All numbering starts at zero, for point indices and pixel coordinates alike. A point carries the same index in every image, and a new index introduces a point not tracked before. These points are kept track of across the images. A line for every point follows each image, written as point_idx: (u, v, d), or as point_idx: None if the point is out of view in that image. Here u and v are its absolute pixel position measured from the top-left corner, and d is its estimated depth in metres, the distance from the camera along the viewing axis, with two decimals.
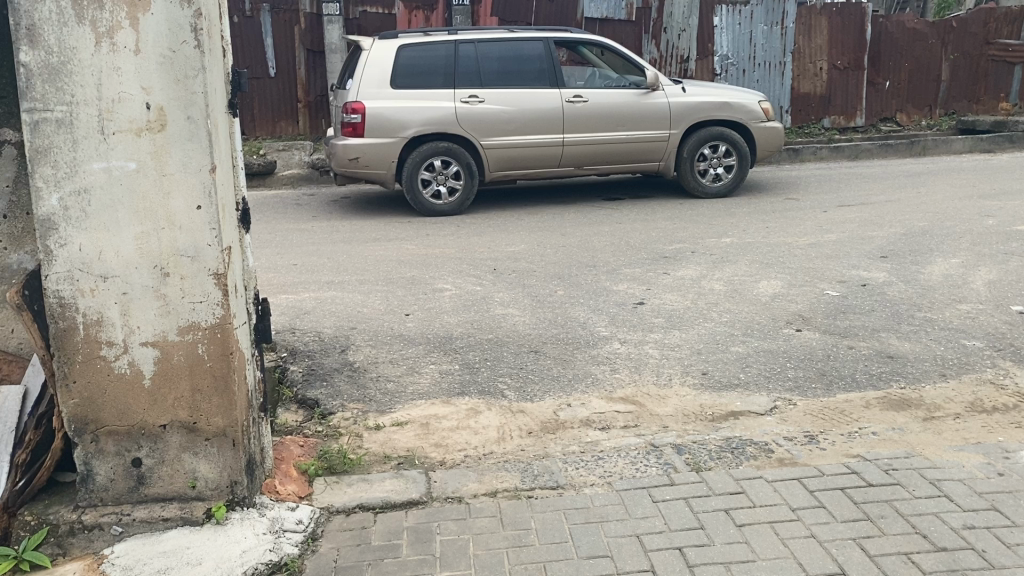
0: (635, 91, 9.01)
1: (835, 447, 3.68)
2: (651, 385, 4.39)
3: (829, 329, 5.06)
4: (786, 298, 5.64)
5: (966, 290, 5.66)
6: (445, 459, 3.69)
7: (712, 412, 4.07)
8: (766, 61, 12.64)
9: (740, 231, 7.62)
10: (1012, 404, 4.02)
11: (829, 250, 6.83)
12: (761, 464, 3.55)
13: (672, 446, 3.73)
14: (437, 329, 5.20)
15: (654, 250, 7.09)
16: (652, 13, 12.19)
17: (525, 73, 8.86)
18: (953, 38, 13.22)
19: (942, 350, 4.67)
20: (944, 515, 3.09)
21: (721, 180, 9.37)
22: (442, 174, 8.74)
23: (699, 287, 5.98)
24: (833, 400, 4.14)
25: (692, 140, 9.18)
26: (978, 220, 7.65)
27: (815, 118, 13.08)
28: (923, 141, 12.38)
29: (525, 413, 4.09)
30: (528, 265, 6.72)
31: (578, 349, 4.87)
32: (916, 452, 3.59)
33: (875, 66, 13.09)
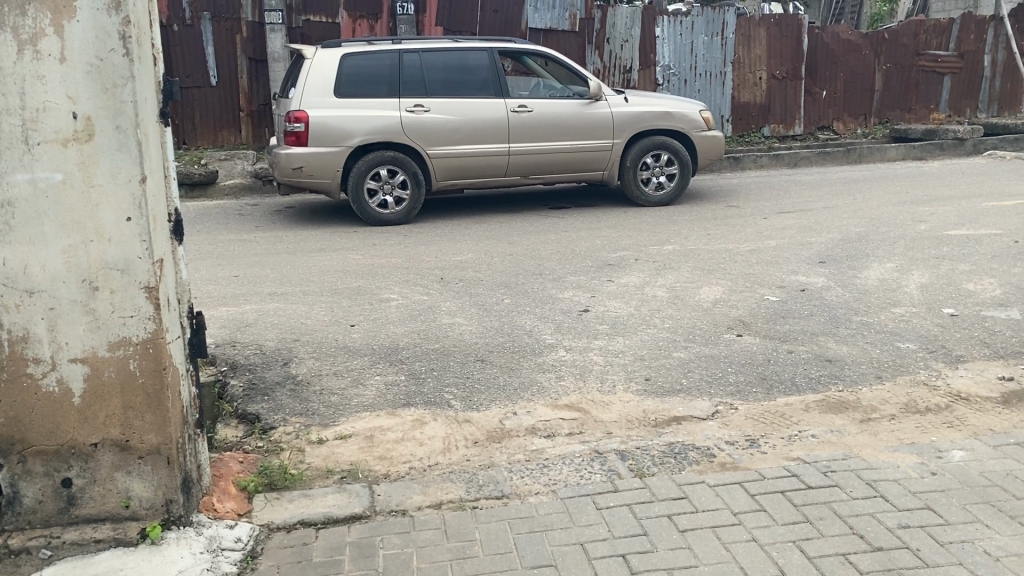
0: (579, 101, 9.07)
1: (776, 450, 3.73)
2: (596, 391, 4.41)
3: (769, 333, 5.14)
4: (727, 303, 5.73)
5: (899, 294, 5.81)
6: (389, 471, 3.65)
7: (655, 418, 4.10)
8: (706, 72, 12.85)
9: (682, 239, 7.71)
10: (944, 405, 4.12)
11: (770, 256, 6.95)
12: (703, 468, 3.58)
13: (616, 452, 3.75)
14: (382, 340, 5.15)
15: (599, 257, 7.13)
16: (594, 24, 12.30)
17: (470, 83, 8.87)
18: (885, 49, 13.58)
19: (878, 353, 4.78)
20: (880, 515, 3.15)
21: (665, 188, 9.47)
22: (389, 184, 8.68)
23: (642, 293, 6.03)
24: (773, 404, 4.20)
25: (634, 150, 9.27)
26: (911, 225, 7.87)
27: (755, 127, 13.33)
28: (858, 149, 12.70)
29: (471, 422, 4.07)
30: (475, 273, 6.71)
31: (524, 357, 4.87)
32: (853, 453, 3.66)
33: (812, 76, 13.39)
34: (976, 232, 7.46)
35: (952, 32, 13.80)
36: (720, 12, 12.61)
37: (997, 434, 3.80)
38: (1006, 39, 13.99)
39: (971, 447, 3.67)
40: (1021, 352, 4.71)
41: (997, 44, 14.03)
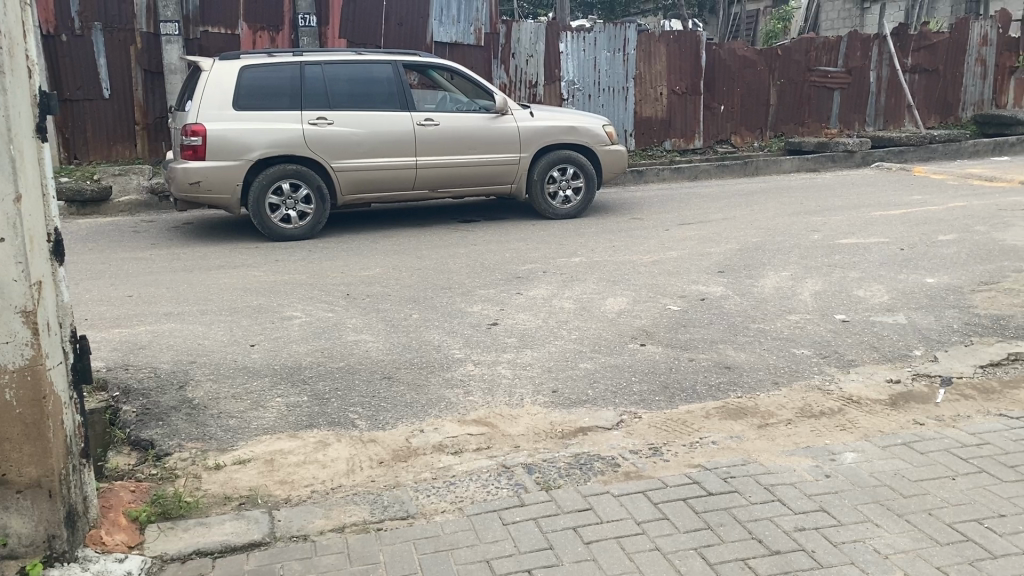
0: (485, 115, 9.10)
1: (678, 458, 3.79)
2: (504, 405, 4.39)
3: (671, 343, 5.23)
4: (630, 314, 5.81)
5: (794, 301, 6.01)
6: (290, 496, 3.55)
7: (561, 430, 4.11)
8: (609, 87, 13.09)
9: (588, 251, 7.80)
10: (837, 408, 4.27)
11: (672, 267, 7.10)
12: (608, 478, 3.61)
13: (523, 466, 3.74)
14: (285, 359, 5.02)
15: (507, 270, 7.15)
16: (500, 39, 12.37)
17: (374, 95, 8.79)
18: (779, 65, 14.12)
19: (775, 359, 4.92)
20: (777, 519, 3.23)
21: (572, 202, 9.55)
22: (291, 198, 8.49)
23: (550, 306, 6.07)
24: (675, 412, 4.27)
25: (540, 164, 9.34)
26: (805, 235, 8.17)
27: (657, 141, 13.62)
28: (754, 162, 13.14)
29: (377, 442, 4.00)
30: (382, 288, 6.63)
31: (432, 373, 4.82)
32: (751, 459, 3.75)
33: (711, 91, 13.77)
34: (865, 241, 7.79)
35: (841, 49, 14.47)
36: (622, 28, 12.88)
37: (885, 434, 3.96)
38: (889, 56, 14.75)
39: (862, 448, 3.82)
40: (907, 355, 4.93)
41: (881, 61, 14.77)
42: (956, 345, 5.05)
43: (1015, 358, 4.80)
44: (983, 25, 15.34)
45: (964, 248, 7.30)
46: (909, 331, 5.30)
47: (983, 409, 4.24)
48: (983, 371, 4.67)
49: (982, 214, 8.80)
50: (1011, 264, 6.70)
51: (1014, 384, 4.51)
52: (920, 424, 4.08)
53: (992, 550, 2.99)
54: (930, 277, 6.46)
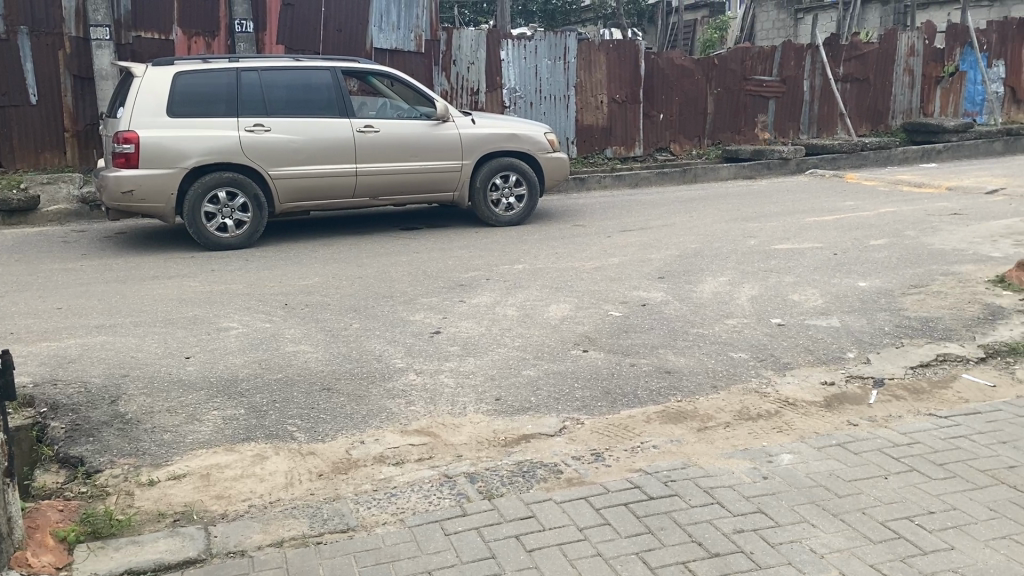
0: (426, 122, 9.07)
1: (620, 463, 3.81)
2: (446, 414, 4.36)
3: (614, 348, 5.26)
4: (573, 321, 5.83)
5: (732, 306, 6.11)
6: (227, 511, 3.47)
7: (504, 438, 4.10)
8: (551, 95, 13.16)
9: (531, 258, 7.81)
10: (774, 410, 4.35)
11: (613, 273, 7.15)
12: (550, 486, 3.61)
13: (465, 476, 3.72)
14: (221, 371, 4.92)
15: (450, 278, 7.12)
16: (440, 46, 12.38)
17: (313, 102, 8.69)
18: (716, 74, 14.38)
19: (713, 364, 4.99)
20: (717, 522, 3.27)
21: (515, 209, 9.56)
22: (228, 207, 8.33)
23: (492, 313, 6.06)
24: (617, 417, 4.30)
25: (483, 171, 9.35)
26: (742, 241, 8.32)
27: (599, 148, 13.71)
28: (693, 170, 13.35)
29: (316, 454, 3.94)
30: (322, 298, 6.55)
31: (373, 384, 4.77)
32: (691, 462, 3.79)
33: (650, 100, 13.94)
34: (800, 246, 7.97)
35: (775, 59, 14.81)
36: (562, 36, 12.98)
37: (820, 435, 4.04)
38: (822, 66, 15.15)
39: (798, 450, 3.88)
40: (841, 357, 5.05)
41: (814, 71, 15.16)
42: (887, 347, 5.18)
43: (943, 359, 4.94)
44: (910, 36, 15.86)
45: (894, 253, 7.51)
46: (843, 334, 5.42)
47: (913, 409, 4.36)
48: (913, 372, 4.80)
49: (911, 219, 9.07)
50: (938, 267, 6.91)
51: (942, 384, 4.65)
52: (853, 425, 4.17)
53: (922, 547, 3.07)
54: (863, 281, 6.63)
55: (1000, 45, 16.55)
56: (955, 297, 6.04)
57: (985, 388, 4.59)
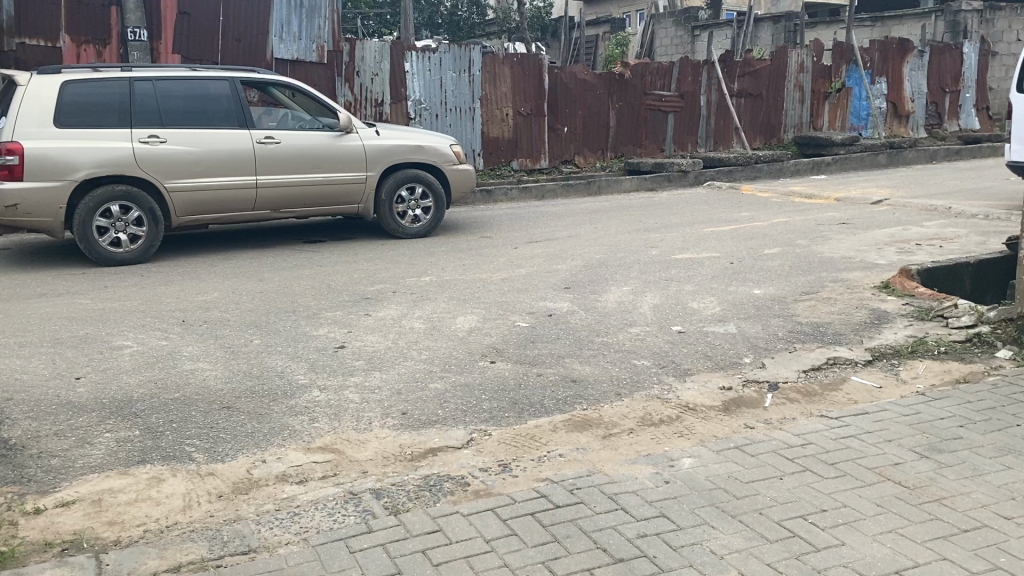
0: (329, 133, 8.97)
1: (527, 473, 3.83)
2: (351, 430, 4.30)
3: (521, 359, 5.30)
4: (480, 332, 5.84)
5: (635, 314, 6.23)
6: (120, 537, 3.33)
7: (411, 452, 4.07)
8: (456, 107, 13.20)
9: (438, 270, 7.79)
10: (675, 416, 4.45)
11: (520, 284, 7.20)
12: (457, 498, 3.60)
13: (370, 492, 3.67)
14: (114, 392, 4.73)
15: (355, 291, 7.03)
16: (343, 57, 12.28)
17: (211, 113, 8.48)
18: (617, 89, 14.69)
19: (618, 371, 5.08)
20: (621, 528, 3.32)
21: (421, 221, 9.49)
22: (121, 221, 8.00)
23: (399, 326, 6.01)
24: (525, 427, 4.32)
25: (389, 183, 9.26)
26: (645, 251, 8.50)
27: (505, 160, 13.80)
28: (597, 182, 13.59)
29: (215, 475, 3.82)
30: (222, 313, 6.37)
31: (274, 401, 4.66)
32: (596, 469, 3.84)
33: (555, 113, 14.12)
34: (699, 256, 8.19)
35: (674, 74, 15.25)
36: (466, 49, 13.08)
37: (719, 439, 4.16)
38: (717, 82, 15.68)
39: (698, 454, 3.99)
40: (738, 362, 5.22)
41: (710, 86, 15.68)
42: (781, 352, 5.38)
43: (833, 362, 5.16)
44: (799, 54, 16.60)
45: (787, 261, 7.80)
46: (739, 340, 5.60)
47: (806, 411, 4.54)
48: (806, 375, 5.00)
49: (802, 228, 9.46)
50: (828, 275, 7.22)
51: (832, 387, 4.86)
52: (750, 427, 4.31)
53: (815, 544, 3.19)
54: (758, 288, 6.87)
55: (882, 63, 17.39)
56: (844, 303, 6.32)
57: (873, 389, 4.81)
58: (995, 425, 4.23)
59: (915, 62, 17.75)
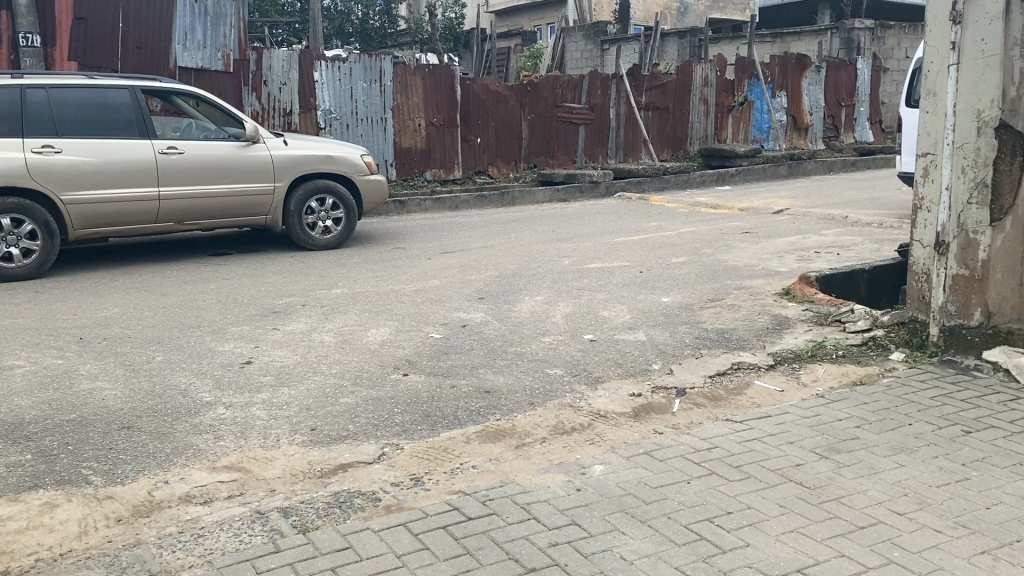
0: (234, 143, 8.76)
1: (439, 486, 3.80)
2: (258, 448, 4.20)
3: (433, 371, 5.27)
4: (393, 344, 5.79)
5: (548, 324, 6.28)
6: (10, 567, 3.16)
7: (321, 468, 4.00)
8: (367, 117, 13.10)
9: (349, 282, 7.69)
10: (587, 424, 4.50)
11: (433, 295, 7.17)
12: (368, 514, 3.55)
13: (278, 510, 3.59)
14: (5, 415, 4.49)
15: (263, 305, 6.88)
16: (250, 65, 12.05)
17: (110, 122, 8.18)
18: (529, 100, 14.82)
19: (530, 381, 5.10)
20: (533, 537, 3.33)
21: (332, 232, 9.35)
22: (13, 235, 7.63)
23: (309, 340, 5.91)
24: (437, 440, 4.29)
25: (298, 194, 9.10)
26: (557, 261, 8.59)
27: (418, 171, 13.73)
28: (511, 193, 13.67)
29: (114, 498, 3.67)
30: (122, 330, 6.14)
31: (177, 420, 4.51)
32: (509, 480, 3.85)
33: (467, 124, 14.14)
34: (610, 265, 8.32)
35: (584, 87, 15.48)
36: (377, 59, 12.98)
37: (629, 445, 4.22)
38: (626, 95, 16.00)
39: (609, 460, 4.04)
40: (647, 369, 5.31)
41: (619, 99, 15.98)
42: (688, 358, 5.50)
43: (738, 367, 5.31)
44: (703, 68, 17.10)
45: (694, 270, 7.99)
46: (648, 347, 5.71)
47: (712, 415, 4.65)
48: (712, 380, 5.13)
49: (708, 237, 9.71)
50: (733, 282, 7.44)
51: (737, 391, 4.99)
52: (659, 433, 4.39)
53: (721, 546, 3.26)
54: (667, 296, 7.02)
55: (782, 77, 18.06)
56: (747, 309, 6.51)
57: (775, 392, 4.97)
58: (889, 425, 4.41)
59: (812, 77, 18.48)
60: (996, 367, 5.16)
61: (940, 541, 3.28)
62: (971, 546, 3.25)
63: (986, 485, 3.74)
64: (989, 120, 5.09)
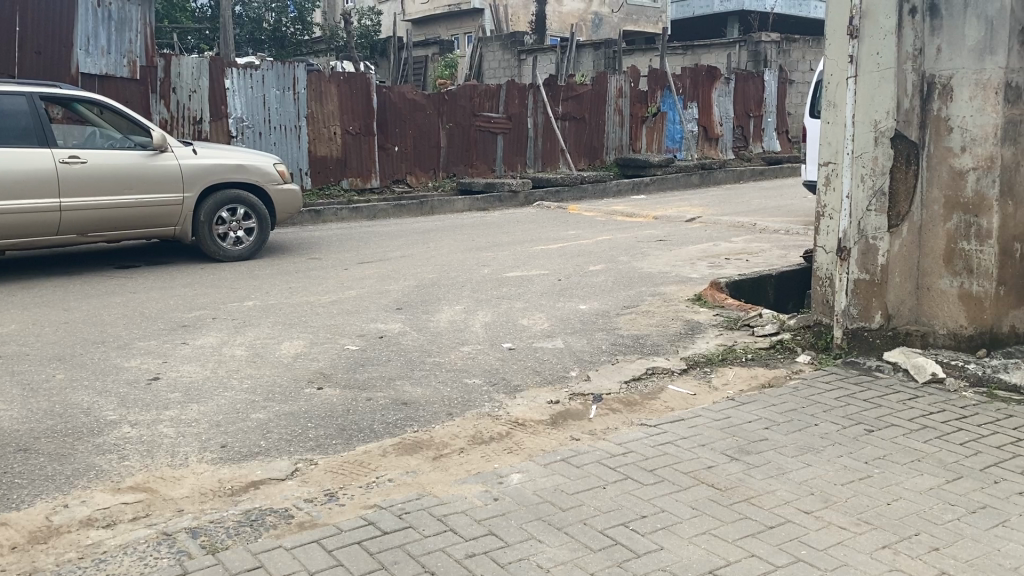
0: (141, 152, 8.50)
1: (354, 501, 3.74)
2: (165, 467, 4.06)
3: (349, 384, 5.19)
4: (308, 357, 5.68)
5: (466, 333, 6.26)
6: None
7: (231, 486, 3.89)
8: (281, 125, 12.88)
9: (263, 294, 7.52)
10: (505, 432, 4.50)
11: (350, 306, 7.08)
12: (280, 532, 3.47)
13: (186, 531, 3.47)
14: None
15: (172, 319, 6.67)
16: (158, 72, 11.80)
17: (6, 131, 7.83)
18: (446, 109, 14.80)
19: (448, 392, 5.07)
20: (449, 549, 3.30)
21: (245, 243, 9.14)
22: None
23: (219, 354, 5.76)
24: (352, 453, 4.23)
25: (208, 204, 8.86)
26: (476, 270, 8.59)
27: (334, 180, 13.57)
28: (430, 202, 13.61)
29: (8, 525, 3.49)
30: (20, 347, 5.87)
31: (78, 440, 4.32)
32: (426, 492, 3.82)
33: (384, 133, 14.04)
34: (528, 273, 8.37)
35: (501, 97, 15.53)
36: (290, 67, 12.78)
37: (546, 453, 4.24)
38: (543, 105, 16.14)
39: (526, 469, 4.04)
40: (564, 376, 5.35)
41: (537, 109, 16.10)
42: (605, 364, 5.57)
43: (652, 372, 5.40)
44: (618, 79, 17.40)
45: (610, 277, 8.11)
46: (566, 354, 5.75)
47: (628, 420, 4.71)
48: (628, 386, 5.19)
49: (624, 245, 9.86)
50: (648, 289, 7.57)
51: (652, 396, 5.07)
52: (576, 439, 4.42)
53: (635, 550, 3.30)
54: (584, 304, 7.10)
55: (693, 88, 18.51)
56: (661, 316, 6.63)
57: (688, 396, 5.07)
58: (796, 425, 4.55)
59: (723, 88, 18.98)
60: (895, 367, 5.34)
61: (844, 538, 3.39)
62: (873, 541, 3.37)
63: (887, 481, 3.89)
64: (885, 130, 5.34)
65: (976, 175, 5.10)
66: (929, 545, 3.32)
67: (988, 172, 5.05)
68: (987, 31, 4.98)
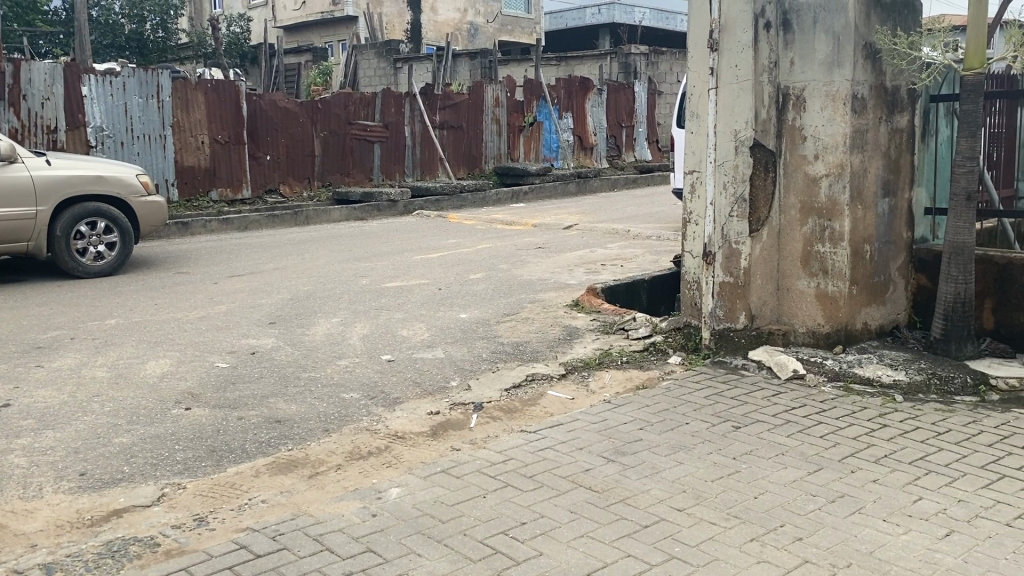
0: None
1: (225, 524, 3.60)
2: (15, 500, 3.79)
3: (219, 403, 4.99)
4: (175, 376, 5.45)
5: (344, 347, 6.14)
6: None
7: (91, 516, 3.67)
8: (144, 134, 12.34)
9: (127, 311, 7.17)
10: (384, 446, 4.43)
11: (221, 321, 6.84)
12: (145, 561, 3.30)
13: (39, 567, 3.25)
14: None
15: (25, 340, 6.26)
16: (6, 78, 11.07)
17: None
18: (320, 118, 14.54)
19: (324, 407, 4.96)
20: (325, 569, 3.22)
21: (107, 258, 8.64)
22: None
23: (79, 376, 5.44)
24: (222, 475, 4.07)
25: (64, 218, 8.34)
26: (353, 280, 8.47)
27: (203, 191, 13.10)
28: (305, 212, 13.36)
29: None
30: None
31: None
32: (301, 512, 3.71)
33: (254, 142, 13.66)
34: (407, 283, 8.31)
35: (376, 105, 15.38)
36: (154, 74, 12.28)
37: (426, 464, 4.21)
38: (420, 114, 16.07)
39: (405, 482, 3.99)
40: (444, 387, 5.32)
41: (414, 117, 16.02)
42: (484, 372, 5.57)
43: (531, 378, 5.44)
44: (495, 89, 17.55)
45: (489, 285, 8.14)
46: (445, 364, 5.73)
47: (507, 427, 4.73)
48: (507, 393, 5.22)
49: (504, 253, 9.93)
50: (527, 296, 7.64)
51: (531, 402, 5.12)
52: (456, 449, 4.41)
53: (515, 558, 3.31)
54: (463, 312, 7.10)
55: (568, 99, 18.86)
56: (540, 322, 6.70)
57: (565, 401, 5.14)
58: (669, 425, 4.68)
59: (596, 99, 19.45)
60: (760, 365, 5.57)
61: (714, 533, 3.50)
62: (741, 534, 3.50)
63: (754, 475, 4.05)
64: (745, 139, 5.56)
65: (829, 181, 5.41)
66: (793, 536, 3.48)
67: (839, 178, 5.38)
68: (836, 45, 5.29)
